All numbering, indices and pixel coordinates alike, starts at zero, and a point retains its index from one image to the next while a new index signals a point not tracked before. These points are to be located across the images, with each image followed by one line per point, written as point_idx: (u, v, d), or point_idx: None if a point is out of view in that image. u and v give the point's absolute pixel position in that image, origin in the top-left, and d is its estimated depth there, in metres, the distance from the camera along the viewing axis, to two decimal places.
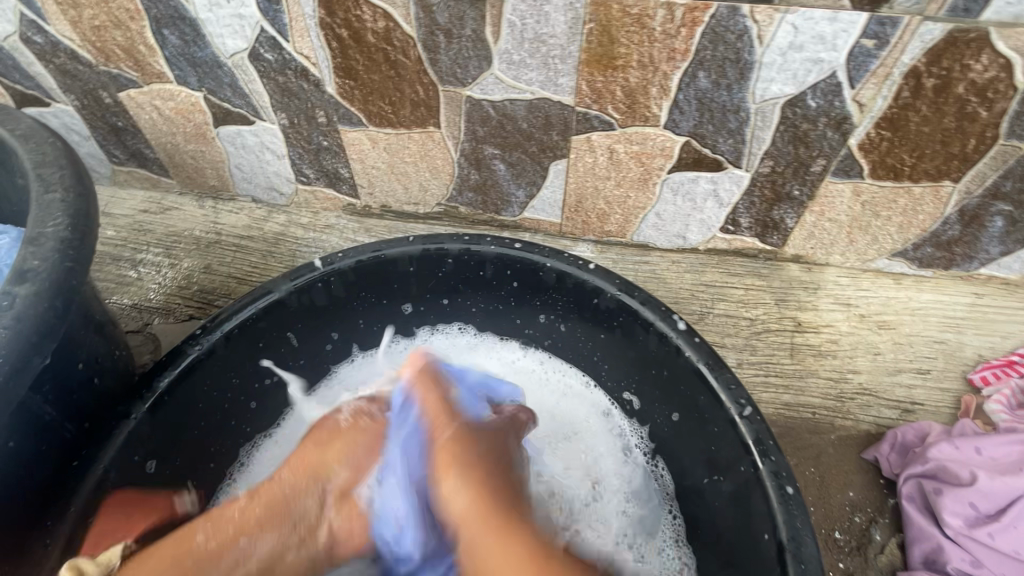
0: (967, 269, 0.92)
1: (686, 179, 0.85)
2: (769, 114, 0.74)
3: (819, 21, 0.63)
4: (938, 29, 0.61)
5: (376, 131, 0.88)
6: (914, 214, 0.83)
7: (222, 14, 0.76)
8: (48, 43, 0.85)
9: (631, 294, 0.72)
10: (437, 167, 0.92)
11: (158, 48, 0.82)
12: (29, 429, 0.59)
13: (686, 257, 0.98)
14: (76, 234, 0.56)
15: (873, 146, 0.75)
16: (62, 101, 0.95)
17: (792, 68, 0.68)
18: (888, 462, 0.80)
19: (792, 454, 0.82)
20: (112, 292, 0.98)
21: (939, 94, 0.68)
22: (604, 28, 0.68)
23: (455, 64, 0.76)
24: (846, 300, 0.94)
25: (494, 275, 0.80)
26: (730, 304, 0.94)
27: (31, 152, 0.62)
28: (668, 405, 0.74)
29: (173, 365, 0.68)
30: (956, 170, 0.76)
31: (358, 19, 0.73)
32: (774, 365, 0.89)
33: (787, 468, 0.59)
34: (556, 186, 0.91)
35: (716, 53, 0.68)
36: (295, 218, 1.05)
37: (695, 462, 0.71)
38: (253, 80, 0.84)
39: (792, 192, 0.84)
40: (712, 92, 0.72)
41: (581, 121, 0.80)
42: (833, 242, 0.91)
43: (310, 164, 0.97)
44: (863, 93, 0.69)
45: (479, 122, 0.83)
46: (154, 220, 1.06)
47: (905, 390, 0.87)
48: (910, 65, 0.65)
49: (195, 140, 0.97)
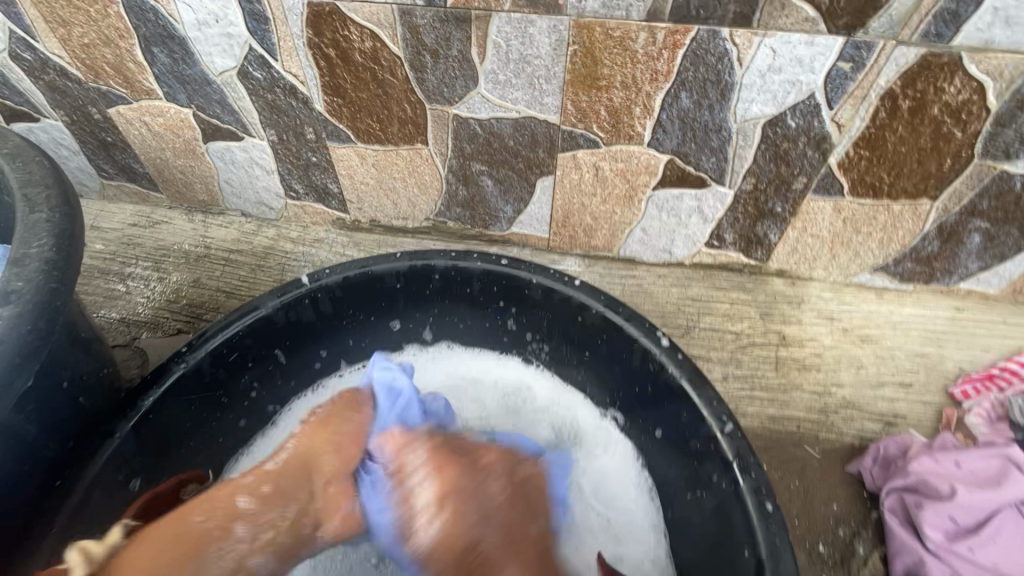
0: (947, 283, 0.93)
1: (670, 196, 0.86)
2: (750, 133, 0.75)
3: (796, 45, 0.64)
4: (911, 53, 0.63)
5: (364, 147, 0.89)
6: (894, 230, 0.85)
7: (211, 33, 0.77)
8: (37, 60, 0.86)
9: (615, 310, 0.73)
10: (425, 183, 0.93)
11: (147, 65, 0.83)
12: (9, 450, 0.59)
13: (672, 271, 0.99)
14: (61, 255, 0.56)
15: (852, 164, 0.76)
16: (50, 116, 0.95)
17: (771, 89, 0.69)
18: (870, 475, 0.81)
19: (777, 468, 0.82)
20: (100, 306, 0.98)
21: (914, 116, 0.69)
22: (587, 50, 0.69)
23: (441, 84, 0.77)
24: (829, 313, 0.95)
25: (482, 291, 0.81)
26: (715, 317, 0.95)
27: (17, 172, 0.63)
28: (650, 422, 0.75)
29: (156, 383, 0.68)
30: (933, 188, 0.77)
31: (346, 39, 0.74)
32: (759, 378, 0.90)
33: (768, 484, 0.60)
34: (542, 202, 0.92)
35: (697, 75, 0.69)
36: (284, 232, 1.06)
37: (679, 478, 0.71)
38: (242, 97, 0.85)
39: (774, 209, 0.85)
40: (694, 111, 0.74)
41: (567, 138, 0.81)
42: (816, 257, 0.93)
43: (299, 179, 0.97)
44: (841, 114, 0.71)
45: (466, 139, 0.84)
46: (142, 234, 1.06)
47: (887, 403, 0.88)
48: (886, 87, 0.67)
49: (185, 155, 0.97)
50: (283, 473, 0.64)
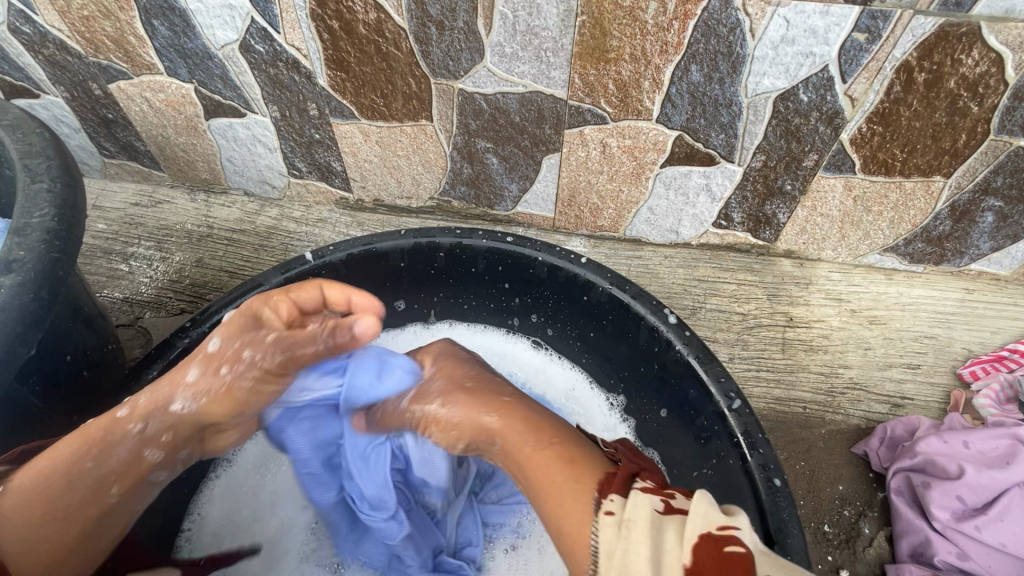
0: (958, 264, 0.92)
1: (679, 174, 0.85)
2: (761, 109, 0.74)
3: (811, 15, 0.63)
4: (928, 23, 0.61)
5: (368, 123, 0.88)
6: (905, 209, 0.84)
7: (212, 5, 0.75)
8: (36, 33, 0.84)
9: (622, 288, 0.72)
10: (429, 161, 0.92)
11: (148, 39, 0.82)
12: (14, 423, 0.58)
13: (679, 252, 0.98)
14: (63, 226, 0.56)
15: (864, 140, 0.75)
16: (51, 92, 0.94)
17: (784, 61, 0.68)
18: (877, 456, 0.80)
19: (783, 448, 0.82)
20: (103, 285, 0.97)
21: (930, 89, 0.68)
22: (596, 21, 0.67)
23: (446, 57, 0.75)
24: (837, 295, 0.94)
25: (487, 269, 0.80)
26: (722, 299, 0.94)
27: (17, 143, 0.62)
28: (656, 402, 0.75)
29: (159, 358, 0.68)
30: (947, 165, 0.76)
31: (349, 10, 0.72)
32: (766, 359, 0.89)
33: (775, 460, 0.59)
34: (548, 180, 0.91)
35: (708, 47, 0.68)
36: (287, 211, 1.05)
37: (686, 456, 0.71)
38: (244, 71, 0.83)
39: (784, 187, 0.84)
40: (704, 85, 0.72)
41: (574, 114, 0.80)
42: (825, 237, 0.92)
43: (302, 157, 0.96)
44: (855, 88, 0.69)
45: (472, 115, 0.83)
46: (145, 213, 1.06)
47: (894, 385, 0.87)
48: (901, 59, 0.65)
49: (187, 133, 0.96)
50: (185, 423, 0.56)
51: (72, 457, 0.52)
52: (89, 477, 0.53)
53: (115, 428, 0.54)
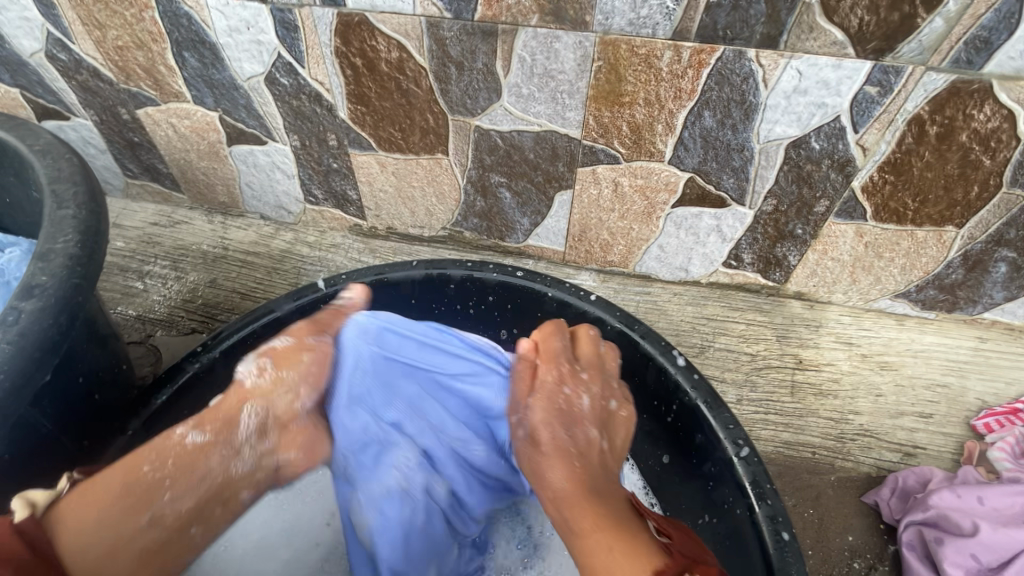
0: (971, 313, 0.91)
1: (690, 214, 0.86)
2: (773, 155, 0.75)
3: (823, 68, 0.64)
4: (940, 79, 0.62)
5: (385, 155, 0.90)
6: (917, 256, 0.83)
7: (240, 39, 0.78)
8: (71, 60, 0.87)
9: (631, 327, 0.72)
10: (444, 192, 0.94)
11: (178, 69, 0.85)
12: (26, 445, 0.58)
13: (688, 290, 0.98)
14: (84, 252, 0.57)
15: (875, 189, 0.76)
16: (80, 115, 0.97)
17: (795, 111, 0.69)
18: (888, 507, 0.78)
19: (791, 495, 0.80)
20: (118, 302, 0.99)
21: (942, 142, 0.68)
22: (612, 66, 0.69)
23: (465, 95, 0.77)
24: (848, 339, 0.93)
25: (496, 302, 0.81)
26: (731, 338, 0.93)
27: (47, 169, 0.64)
28: (659, 446, 0.75)
29: (170, 382, 0.68)
30: (959, 215, 0.76)
31: (372, 49, 0.75)
32: (774, 402, 0.88)
33: (784, 513, 0.58)
34: (560, 216, 0.92)
35: (721, 95, 0.69)
36: (302, 235, 1.07)
37: (693, 500, 0.70)
38: (268, 102, 0.86)
39: (795, 231, 0.84)
40: (717, 131, 0.73)
41: (587, 153, 0.81)
42: (836, 281, 0.91)
43: (319, 184, 0.98)
44: (867, 138, 0.70)
45: (487, 151, 0.85)
46: (163, 233, 1.08)
47: (906, 433, 0.86)
48: (914, 112, 0.66)
49: (209, 158, 0.99)
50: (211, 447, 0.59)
51: (133, 460, 0.55)
52: (150, 495, 0.53)
53: (171, 434, 0.57)
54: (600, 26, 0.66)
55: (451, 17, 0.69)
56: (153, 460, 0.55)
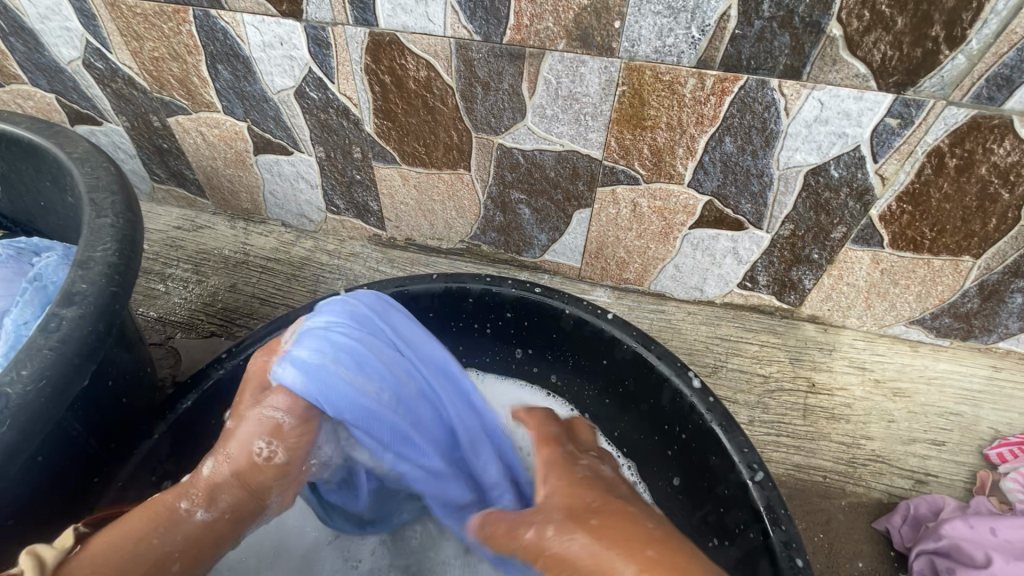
0: (985, 342, 0.92)
1: (707, 236, 0.87)
2: (792, 182, 0.76)
3: (845, 99, 0.65)
4: (960, 114, 0.63)
5: (408, 169, 0.92)
6: (933, 284, 0.84)
7: (273, 55, 0.80)
8: (108, 69, 0.90)
9: (648, 347, 0.73)
10: (463, 207, 0.95)
11: (211, 81, 0.87)
12: (58, 447, 0.60)
13: (702, 309, 0.99)
14: (122, 261, 0.59)
15: (893, 218, 0.76)
16: (113, 121, 1.00)
17: (816, 140, 0.70)
18: (899, 534, 0.78)
19: (801, 518, 0.81)
20: (139, 304, 1.01)
21: (961, 174, 0.69)
22: (636, 91, 0.71)
23: (489, 115, 0.79)
24: (861, 363, 0.94)
25: (513, 319, 0.82)
26: (744, 359, 0.94)
27: (86, 177, 0.66)
28: (670, 467, 0.75)
29: (195, 388, 0.70)
30: (976, 246, 0.77)
31: (402, 67, 0.77)
32: (786, 424, 0.89)
33: (798, 539, 0.59)
34: (578, 233, 0.93)
35: (743, 122, 0.70)
36: (322, 243, 1.08)
37: (705, 521, 0.71)
38: (296, 114, 0.88)
39: (811, 255, 0.85)
40: (737, 156, 0.75)
41: (608, 174, 0.82)
42: (850, 306, 0.92)
43: (341, 195, 1.00)
44: (886, 168, 0.71)
45: (508, 168, 0.86)
46: (185, 237, 1.10)
47: (919, 460, 0.86)
48: (933, 144, 0.67)
49: (235, 166, 1.01)
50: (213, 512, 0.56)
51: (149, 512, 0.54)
52: (166, 548, 0.52)
53: (175, 501, 0.55)
54: (626, 53, 0.68)
55: (480, 40, 0.71)
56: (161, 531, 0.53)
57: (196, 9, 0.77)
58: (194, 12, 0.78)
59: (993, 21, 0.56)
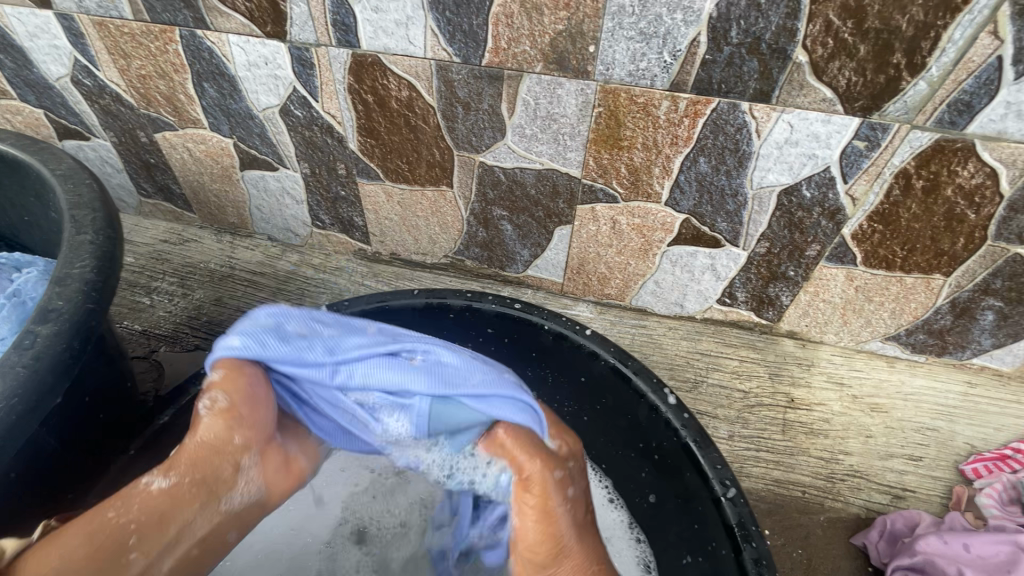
0: (959, 358, 0.93)
1: (685, 253, 0.88)
2: (766, 201, 0.77)
3: (813, 122, 0.67)
4: (925, 137, 0.65)
5: (392, 185, 0.93)
6: (906, 301, 0.85)
7: (258, 74, 0.82)
8: (96, 86, 0.91)
9: (624, 362, 0.74)
10: (447, 223, 0.96)
11: (197, 98, 0.88)
12: (32, 463, 0.60)
13: (683, 325, 1.00)
14: (100, 277, 0.59)
15: (865, 236, 0.78)
16: (100, 136, 1.01)
17: (787, 161, 0.72)
18: (876, 550, 0.78)
19: (779, 534, 0.81)
20: (123, 317, 1.01)
21: (928, 195, 0.71)
22: (612, 112, 0.72)
23: (470, 133, 0.81)
24: (839, 379, 0.95)
25: (494, 334, 0.83)
26: (724, 374, 0.95)
27: (67, 193, 0.67)
28: (646, 485, 0.76)
29: (173, 403, 0.69)
30: (946, 265, 0.78)
31: (384, 87, 0.78)
32: (765, 439, 0.89)
33: (769, 556, 0.59)
34: (559, 249, 0.94)
35: (717, 142, 0.72)
36: (307, 258, 1.09)
37: (679, 538, 0.71)
38: (281, 132, 0.89)
39: (787, 272, 0.87)
40: (711, 176, 0.76)
41: (587, 192, 0.84)
42: (827, 322, 0.93)
43: (326, 211, 1.01)
44: (856, 188, 0.73)
45: (490, 185, 0.88)
46: (172, 250, 1.11)
47: (896, 475, 0.87)
48: (900, 166, 0.68)
49: (222, 181, 1.02)
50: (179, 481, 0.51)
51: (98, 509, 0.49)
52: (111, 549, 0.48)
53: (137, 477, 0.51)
54: (601, 76, 0.69)
55: (459, 62, 0.72)
56: (117, 506, 0.50)
57: (182, 29, 0.79)
58: (181, 32, 0.79)
59: (951, 50, 0.58)
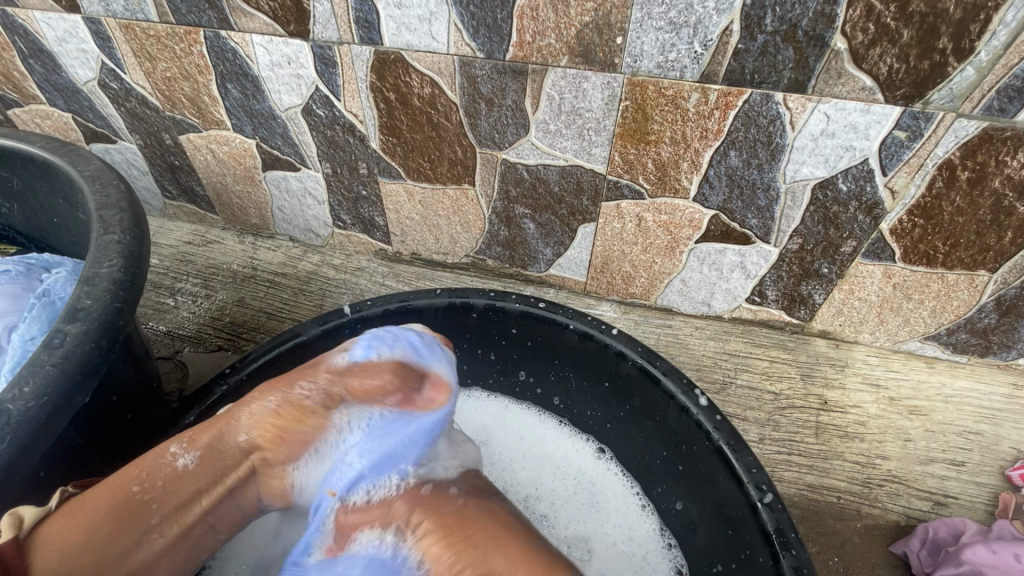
0: (1004, 358, 0.89)
1: (713, 250, 0.86)
2: (799, 196, 0.75)
3: (851, 112, 0.64)
4: (972, 126, 0.62)
5: (413, 184, 0.92)
6: (948, 299, 0.82)
7: (281, 73, 0.82)
8: (122, 89, 0.92)
9: (653, 363, 0.71)
10: (468, 221, 0.96)
11: (220, 99, 0.89)
12: (60, 463, 0.60)
13: (710, 324, 0.98)
14: (128, 277, 0.59)
15: (904, 232, 0.75)
16: (126, 139, 1.02)
17: (823, 153, 0.69)
18: (918, 560, 0.75)
19: (814, 541, 0.78)
20: (149, 318, 1.02)
21: (973, 187, 0.68)
22: (639, 106, 0.70)
23: (493, 130, 0.79)
24: (875, 380, 0.91)
25: (518, 334, 0.81)
26: (754, 375, 0.92)
27: (95, 194, 0.67)
28: (672, 493, 0.75)
29: (197, 403, 0.70)
30: (991, 260, 0.75)
31: (406, 84, 0.77)
32: (798, 442, 0.86)
33: (810, 565, 0.56)
34: (583, 247, 0.93)
35: (748, 135, 0.70)
36: (328, 258, 1.09)
37: (714, 545, 0.69)
38: (303, 131, 0.89)
39: (820, 270, 0.84)
40: (743, 170, 0.74)
41: (612, 188, 0.82)
42: (862, 321, 0.90)
43: (347, 210, 1.01)
44: (895, 180, 0.70)
45: (513, 183, 0.86)
46: (196, 252, 1.12)
47: (937, 481, 0.83)
48: (944, 157, 0.65)
49: (245, 183, 1.03)
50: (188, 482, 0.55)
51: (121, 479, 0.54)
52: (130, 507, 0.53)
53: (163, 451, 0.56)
54: (628, 68, 0.68)
55: (483, 57, 0.71)
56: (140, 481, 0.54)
57: (207, 30, 0.79)
58: (205, 33, 0.80)
59: (1002, 33, 0.55)
